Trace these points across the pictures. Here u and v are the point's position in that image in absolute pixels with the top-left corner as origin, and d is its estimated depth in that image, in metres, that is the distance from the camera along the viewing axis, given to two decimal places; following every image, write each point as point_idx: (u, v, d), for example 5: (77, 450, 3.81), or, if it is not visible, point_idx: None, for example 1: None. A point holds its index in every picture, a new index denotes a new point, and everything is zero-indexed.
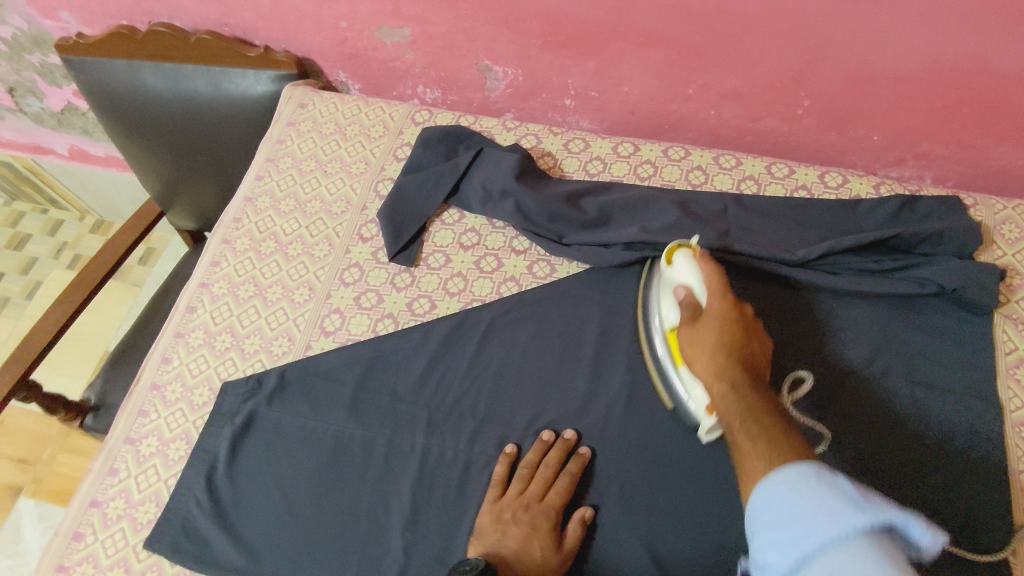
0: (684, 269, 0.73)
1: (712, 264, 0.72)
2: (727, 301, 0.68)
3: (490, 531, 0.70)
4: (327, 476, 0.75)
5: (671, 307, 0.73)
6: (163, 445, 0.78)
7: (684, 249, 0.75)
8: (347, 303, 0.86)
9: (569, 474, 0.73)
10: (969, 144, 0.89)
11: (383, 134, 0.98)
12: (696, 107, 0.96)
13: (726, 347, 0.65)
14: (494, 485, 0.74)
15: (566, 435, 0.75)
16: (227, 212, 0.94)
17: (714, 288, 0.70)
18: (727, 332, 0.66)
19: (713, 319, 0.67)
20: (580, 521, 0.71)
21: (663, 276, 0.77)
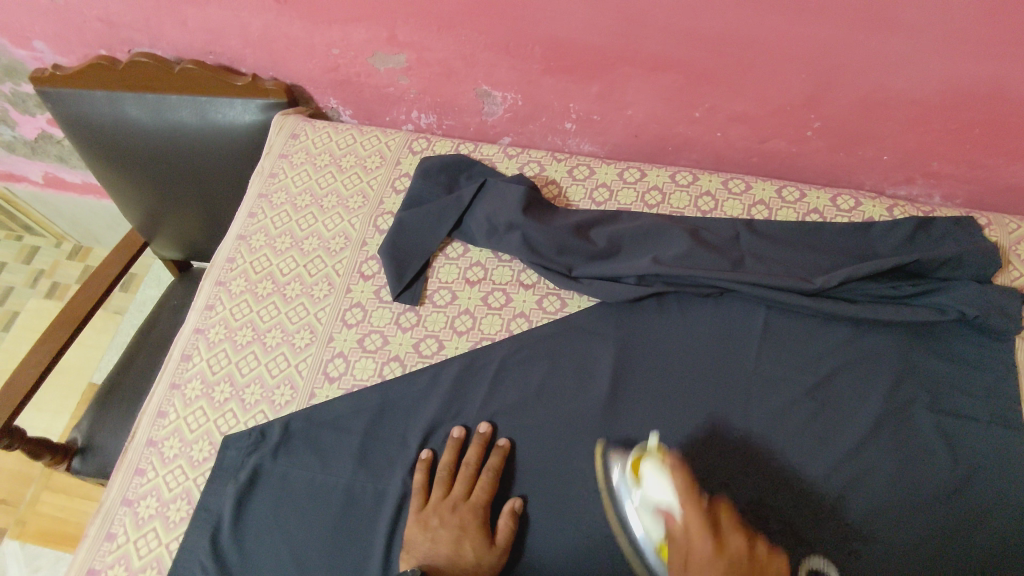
0: (656, 484, 0.63)
1: (680, 470, 0.63)
2: (687, 479, 0.61)
3: (420, 540, 0.69)
4: (341, 534, 0.72)
5: (654, 523, 0.64)
6: (163, 506, 0.74)
7: (650, 457, 0.66)
8: (350, 346, 0.82)
9: (490, 470, 0.73)
10: (979, 163, 0.88)
11: (379, 164, 0.95)
12: (702, 129, 0.94)
13: (698, 521, 0.57)
14: (416, 493, 0.73)
15: (481, 430, 0.76)
16: (220, 252, 0.90)
17: (680, 481, 0.61)
18: (699, 508, 0.58)
19: (683, 513, 0.58)
20: (509, 514, 0.71)
21: (629, 486, 0.68)
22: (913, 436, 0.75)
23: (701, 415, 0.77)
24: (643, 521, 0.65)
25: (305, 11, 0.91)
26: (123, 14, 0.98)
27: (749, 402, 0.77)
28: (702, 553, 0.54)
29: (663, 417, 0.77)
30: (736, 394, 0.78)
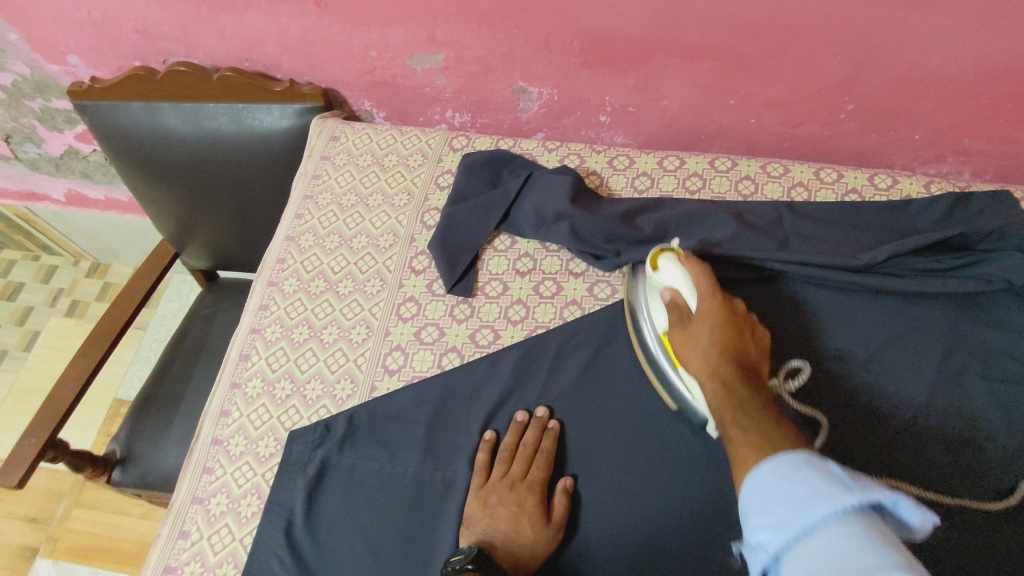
0: (670, 273, 0.71)
1: (695, 263, 0.71)
2: (716, 302, 0.67)
3: (480, 517, 0.71)
4: (413, 521, 0.72)
5: (660, 311, 0.73)
6: (234, 502, 0.75)
7: (671, 253, 0.73)
8: (407, 339, 0.83)
9: (544, 451, 0.74)
10: (1009, 137, 0.91)
11: (422, 162, 0.96)
12: (736, 117, 0.97)
13: (723, 349, 0.63)
14: (478, 471, 0.74)
15: (538, 414, 0.77)
16: (270, 254, 0.91)
17: (704, 287, 0.68)
18: (720, 335, 0.64)
19: (704, 315, 0.66)
20: (562, 492, 0.72)
21: (648, 278, 0.75)
22: (969, 404, 0.76)
23: None
24: (652, 311, 0.74)
25: (346, 14, 0.93)
26: (163, 24, 1.00)
27: (804, 376, 0.79)
28: (710, 347, 0.64)
29: None
30: (791, 371, 0.79)
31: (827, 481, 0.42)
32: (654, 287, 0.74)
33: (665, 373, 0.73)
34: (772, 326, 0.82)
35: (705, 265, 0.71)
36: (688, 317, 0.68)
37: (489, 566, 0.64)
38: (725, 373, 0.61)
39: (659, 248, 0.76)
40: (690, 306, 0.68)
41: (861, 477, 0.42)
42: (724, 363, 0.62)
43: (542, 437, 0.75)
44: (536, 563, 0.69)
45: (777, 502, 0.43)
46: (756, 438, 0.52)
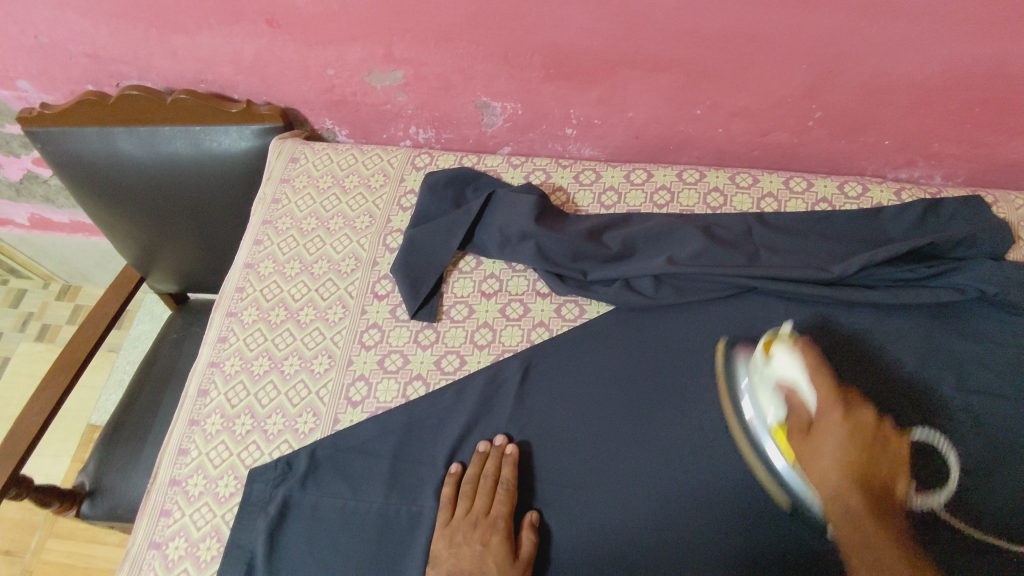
0: (783, 361, 0.72)
1: (813, 356, 0.72)
2: (842, 409, 0.70)
3: (445, 555, 0.69)
4: (378, 559, 0.70)
5: (773, 404, 0.71)
6: (193, 546, 0.72)
7: (780, 342, 0.73)
8: (371, 368, 0.81)
9: (506, 483, 0.72)
10: (979, 141, 0.90)
11: (384, 182, 0.94)
12: (703, 126, 0.95)
13: (852, 464, 0.66)
14: (443, 508, 0.72)
15: (496, 441, 0.75)
16: (228, 282, 0.89)
17: (823, 389, 0.70)
18: (853, 447, 0.67)
19: (835, 432, 0.68)
20: (528, 526, 0.71)
21: (753, 364, 0.75)
22: (944, 417, 0.75)
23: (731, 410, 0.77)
24: (760, 404, 0.73)
25: (299, 33, 0.90)
26: (112, 48, 0.97)
27: None
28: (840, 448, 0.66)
29: (693, 414, 0.76)
30: None
31: None
32: (763, 379, 0.73)
33: (758, 444, 0.73)
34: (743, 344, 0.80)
35: (820, 361, 0.72)
36: (813, 431, 0.69)
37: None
38: (858, 505, 0.64)
39: (770, 334, 0.75)
40: (811, 412, 0.70)
41: None
42: (850, 487, 0.65)
43: (503, 468, 0.73)
44: None
45: None
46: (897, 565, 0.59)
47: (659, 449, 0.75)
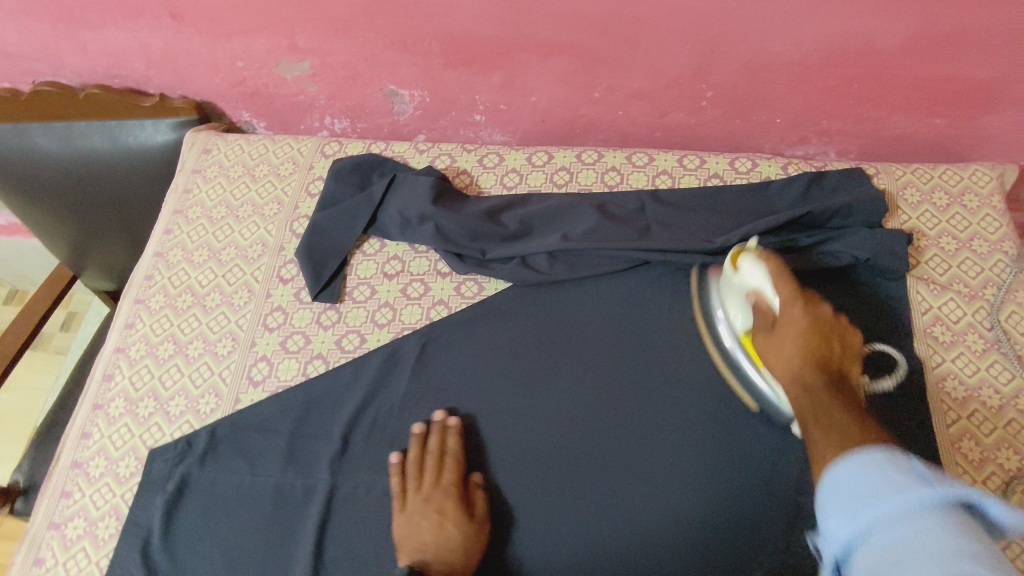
0: (750, 273, 0.67)
1: (778, 262, 0.65)
2: (805, 304, 0.59)
3: (404, 529, 0.70)
4: (272, 530, 0.72)
5: (740, 311, 0.69)
6: (91, 525, 0.73)
7: (750, 253, 0.69)
8: (273, 349, 0.83)
9: (452, 453, 0.74)
10: (864, 116, 0.94)
11: (292, 170, 0.96)
12: (604, 109, 0.98)
13: (807, 354, 0.55)
14: (398, 489, 0.73)
15: (436, 418, 0.77)
16: (137, 271, 0.91)
17: (782, 288, 0.62)
18: (804, 337, 0.57)
19: (788, 319, 0.59)
20: (476, 488, 0.73)
21: (727, 279, 0.72)
22: None
23: (619, 377, 0.80)
24: (727, 314, 0.71)
25: (204, 26, 0.92)
26: (22, 45, 0.98)
27: (664, 360, 0.80)
28: (790, 347, 0.57)
29: (584, 380, 0.80)
30: (650, 357, 0.80)
31: (911, 475, 0.38)
32: (734, 289, 0.70)
33: (744, 374, 0.72)
34: (632, 315, 0.83)
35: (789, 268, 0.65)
36: (775, 322, 0.61)
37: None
38: (808, 374, 0.54)
39: (739, 249, 0.73)
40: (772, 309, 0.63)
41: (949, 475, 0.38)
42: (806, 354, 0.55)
43: (447, 440, 0.75)
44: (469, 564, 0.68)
45: (846, 492, 0.40)
46: (835, 437, 0.46)
47: (549, 419, 0.78)
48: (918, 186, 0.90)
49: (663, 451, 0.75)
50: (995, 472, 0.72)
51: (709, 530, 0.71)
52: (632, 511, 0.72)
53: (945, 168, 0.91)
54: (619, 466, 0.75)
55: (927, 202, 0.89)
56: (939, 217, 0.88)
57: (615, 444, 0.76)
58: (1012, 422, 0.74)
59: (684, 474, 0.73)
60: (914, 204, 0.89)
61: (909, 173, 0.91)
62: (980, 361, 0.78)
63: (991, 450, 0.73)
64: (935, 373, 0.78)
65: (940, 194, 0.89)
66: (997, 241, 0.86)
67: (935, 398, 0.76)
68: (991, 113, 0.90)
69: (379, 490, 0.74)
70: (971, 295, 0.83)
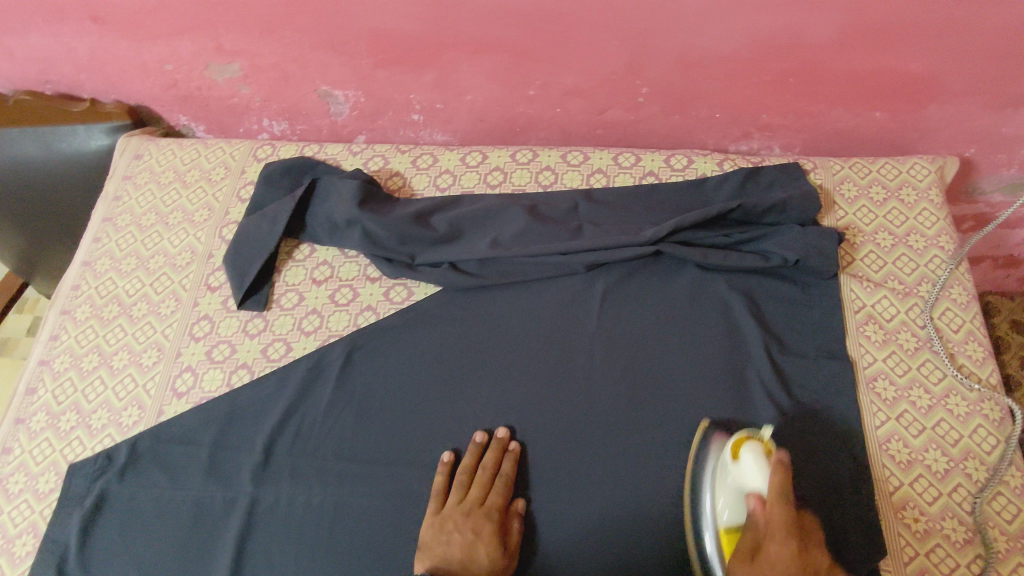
0: (749, 470, 0.62)
1: (783, 463, 0.60)
2: (789, 514, 0.57)
3: (435, 543, 0.68)
4: (190, 544, 0.72)
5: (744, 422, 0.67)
6: (9, 543, 0.73)
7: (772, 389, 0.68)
8: (198, 359, 0.82)
9: (504, 475, 0.72)
10: (803, 111, 0.92)
11: (224, 175, 0.95)
12: (541, 107, 0.96)
13: (785, 566, 0.54)
14: (434, 498, 0.72)
15: (498, 435, 0.75)
16: (65, 281, 0.89)
17: (772, 496, 0.58)
18: (784, 554, 0.55)
19: (773, 551, 0.55)
20: (516, 515, 0.71)
21: (723, 465, 0.66)
22: (746, 379, 0.76)
23: (546, 382, 0.78)
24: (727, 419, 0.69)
25: (126, 30, 0.90)
26: None
27: (592, 364, 0.79)
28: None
29: (511, 386, 0.78)
30: (579, 362, 0.79)
31: None
32: (746, 401, 0.68)
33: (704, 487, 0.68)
34: (563, 319, 0.82)
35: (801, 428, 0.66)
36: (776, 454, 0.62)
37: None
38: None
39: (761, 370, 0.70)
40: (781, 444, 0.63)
41: None
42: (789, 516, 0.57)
43: (503, 461, 0.73)
44: None
45: None
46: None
47: (474, 427, 0.76)
48: (856, 180, 0.89)
49: (590, 457, 0.73)
50: (924, 474, 0.70)
51: (633, 537, 0.69)
52: (556, 520, 0.71)
53: (885, 162, 0.90)
54: (543, 474, 0.73)
55: (865, 197, 0.88)
56: (876, 212, 0.86)
57: (540, 450, 0.75)
58: (942, 422, 0.73)
59: (609, 479, 0.72)
60: (851, 198, 0.88)
61: (847, 167, 0.90)
62: (912, 360, 0.77)
63: (920, 451, 0.72)
64: (865, 372, 0.76)
65: (878, 188, 0.88)
66: (935, 236, 0.84)
67: (865, 399, 0.75)
68: (930, 106, 0.88)
69: (299, 505, 0.73)
70: (906, 292, 0.81)
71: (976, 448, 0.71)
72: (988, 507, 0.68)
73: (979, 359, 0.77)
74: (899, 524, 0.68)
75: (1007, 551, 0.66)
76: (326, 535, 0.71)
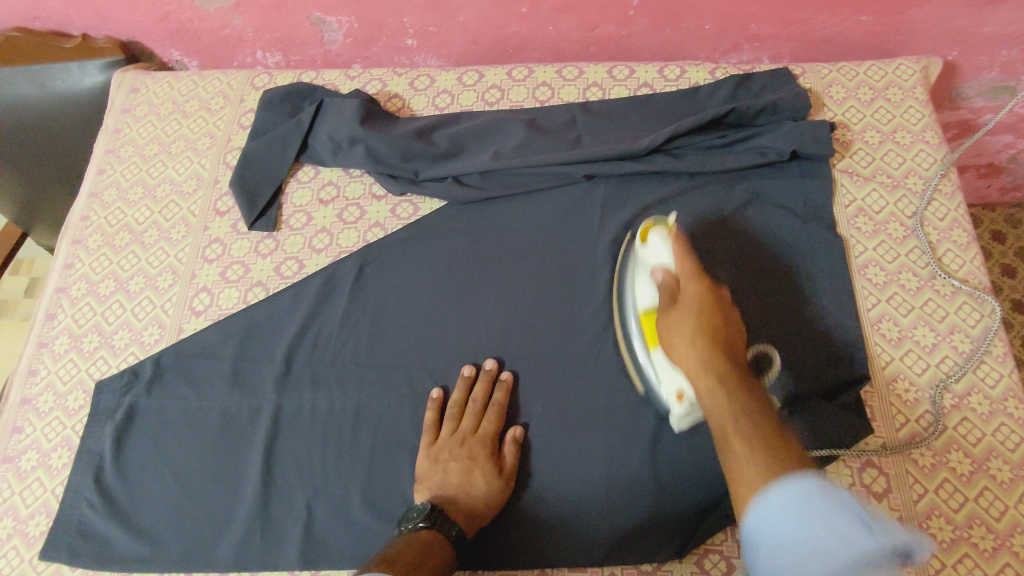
0: (658, 248, 0.70)
1: (682, 239, 0.69)
2: (705, 286, 0.64)
3: (432, 473, 0.70)
4: (219, 450, 0.75)
5: (647, 286, 0.71)
6: (45, 456, 0.75)
7: (659, 227, 0.72)
8: (213, 280, 0.84)
9: (496, 404, 0.74)
10: (791, 18, 0.94)
11: (224, 104, 0.96)
12: (534, 25, 0.97)
13: (709, 333, 0.59)
14: (427, 430, 0.73)
15: (487, 366, 0.77)
16: (73, 213, 0.90)
17: (687, 270, 0.66)
18: (708, 317, 0.61)
19: (692, 301, 0.63)
20: (512, 441, 0.72)
21: (637, 255, 0.75)
22: (742, 273, 0.79)
23: (553, 284, 0.81)
24: (636, 292, 0.73)
25: None
26: None
27: (596, 266, 0.82)
28: (692, 339, 0.59)
29: (519, 289, 0.82)
30: (583, 265, 0.82)
31: (845, 516, 0.41)
32: (643, 264, 0.73)
33: (640, 364, 0.73)
34: (566, 225, 0.84)
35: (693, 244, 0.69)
36: (677, 298, 0.64)
37: (446, 521, 0.64)
38: (718, 366, 0.56)
39: (649, 220, 0.74)
40: (677, 285, 0.65)
41: (875, 512, 0.41)
42: (713, 351, 0.58)
43: (494, 391, 0.75)
44: (489, 513, 0.68)
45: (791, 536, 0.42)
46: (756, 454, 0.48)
47: (486, 330, 0.80)
48: (844, 83, 0.91)
49: (600, 350, 0.77)
50: (913, 349, 0.75)
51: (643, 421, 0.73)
52: (570, 409, 0.74)
53: (871, 65, 0.92)
54: (556, 369, 0.77)
55: (853, 98, 0.90)
56: (864, 112, 0.89)
57: (550, 349, 0.78)
58: (929, 302, 0.77)
59: (618, 370, 0.76)
60: (841, 100, 0.90)
61: (835, 71, 0.92)
62: (900, 247, 0.81)
63: (908, 328, 0.76)
64: (858, 261, 0.80)
65: (865, 89, 0.90)
66: (920, 132, 0.87)
67: (857, 285, 0.79)
68: (912, 7, 0.91)
69: (323, 409, 0.76)
70: (894, 186, 0.84)
71: (962, 323, 0.76)
72: (972, 375, 0.73)
73: (964, 243, 0.80)
74: (890, 395, 0.73)
75: (989, 413, 0.70)
76: (349, 438, 0.74)
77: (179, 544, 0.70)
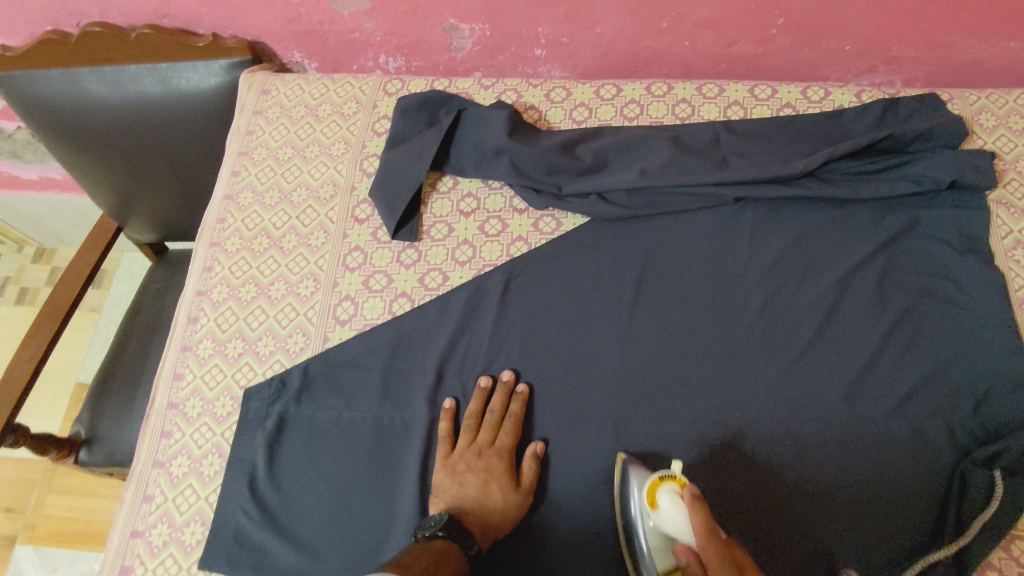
0: (670, 513, 0.62)
1: (694, 494, 0.60)
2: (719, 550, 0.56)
3: (448, 485, 0.71)
4: (373, 465, 0.74)
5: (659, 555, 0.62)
6: (195, 463, 0.75)
7: (670, 484, 0.63)
8: (356, 288, 0.83)
9: (512, 416, 0.74)
10: (937, 42, 0.92)
11: (357, 109, 0.95)
12: (671, 40, 0.96)
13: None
14: (442, 443, 0.74)
15: (504, 378, 0.76)
16: (208, 214, 0.90)
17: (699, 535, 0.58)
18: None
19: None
20: (532, 456, 0.72)
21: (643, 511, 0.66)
22: (900, 303, 0.78)
23: (707, 306, 0.80)
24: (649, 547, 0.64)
25: None
26: None
27: (748, 289, 0.81)
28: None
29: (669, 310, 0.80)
30: (728, 287, 0.81)
31: None
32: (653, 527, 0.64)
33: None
34: (719, 244, 0.83)
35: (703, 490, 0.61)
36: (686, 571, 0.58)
37: (461, 535, 0.63)
38: None
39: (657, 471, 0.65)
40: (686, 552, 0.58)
41: None
42: None
43: (510, 403, 0.75)
44: (504, 526, 0.68)
45: None
46: None
47: (637, 351, 0.78)
48: (994, 111, 0.90)
49: (758, 376, 0.76)
50: None
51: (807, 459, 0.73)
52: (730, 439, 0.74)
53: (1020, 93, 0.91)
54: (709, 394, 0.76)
55: (1003, 126, 0.88)
56: (1016, 141, 0.88)
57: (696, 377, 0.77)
58: None
59: (776, 400, 0.75)
60: (990, 128, 0.89)
61: (983, 98, 0.91)
62: None
63: None
64: (1018, 295, 0.79)
65: (1015, 118, 0.89)
66: None
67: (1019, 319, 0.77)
68: None
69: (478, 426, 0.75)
70: None
71: None
72: None
73: None
74: None
75: None
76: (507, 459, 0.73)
77: (337, 560, 0.70)
